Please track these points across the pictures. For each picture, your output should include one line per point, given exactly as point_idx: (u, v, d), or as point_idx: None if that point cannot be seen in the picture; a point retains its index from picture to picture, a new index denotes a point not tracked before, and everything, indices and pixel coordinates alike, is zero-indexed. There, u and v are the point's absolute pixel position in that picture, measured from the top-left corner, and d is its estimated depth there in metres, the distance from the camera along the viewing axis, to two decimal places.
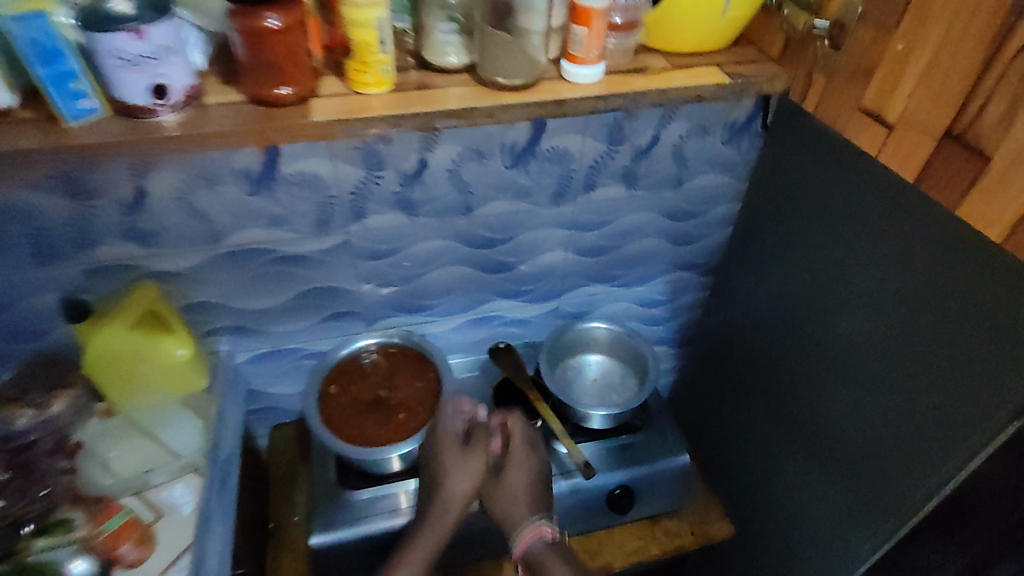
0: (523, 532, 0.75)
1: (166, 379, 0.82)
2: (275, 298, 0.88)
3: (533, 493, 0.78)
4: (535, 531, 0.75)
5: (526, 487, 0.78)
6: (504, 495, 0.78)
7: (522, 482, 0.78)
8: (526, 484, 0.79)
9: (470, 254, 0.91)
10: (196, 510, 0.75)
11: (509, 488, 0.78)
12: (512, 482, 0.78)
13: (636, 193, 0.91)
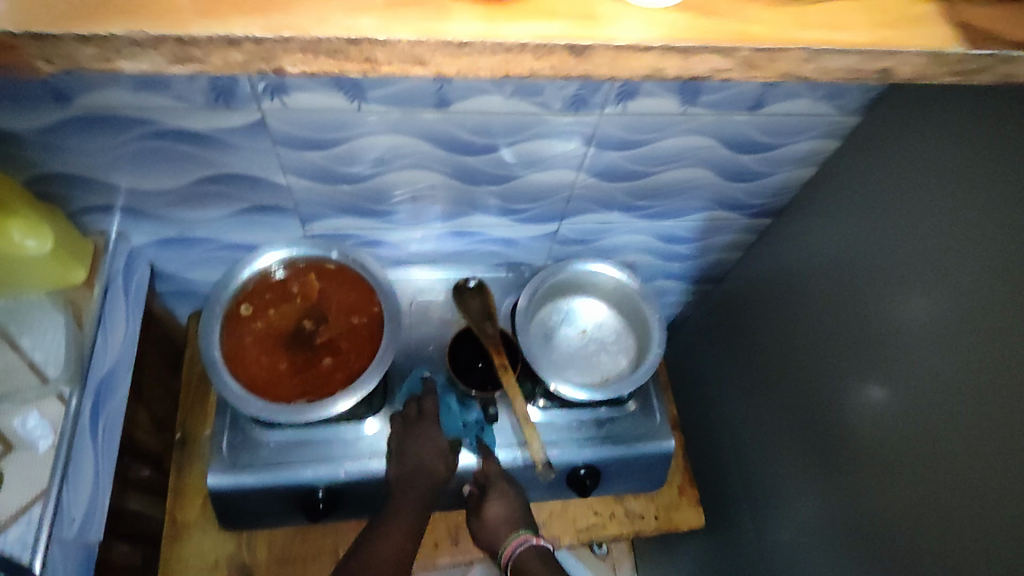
0: (511, 540, 0.68)
1: (38, 274, 0.63)
2: (174, 183, 0.65)
3: (521, 512, 0.71)
4: (522, 542, 0.68)
5: (514, 512, 0.70)
6: (488, 526, 0.70)
7: (513, 507, 0.70)
8: (511, 508, 0.70)
9: (445, 160, 0.66)
10: (54, 446, 0.60)
11: (493, 513, 0.70)
12: (493, 511, 0.70)
13: (692, 112, 0.64)
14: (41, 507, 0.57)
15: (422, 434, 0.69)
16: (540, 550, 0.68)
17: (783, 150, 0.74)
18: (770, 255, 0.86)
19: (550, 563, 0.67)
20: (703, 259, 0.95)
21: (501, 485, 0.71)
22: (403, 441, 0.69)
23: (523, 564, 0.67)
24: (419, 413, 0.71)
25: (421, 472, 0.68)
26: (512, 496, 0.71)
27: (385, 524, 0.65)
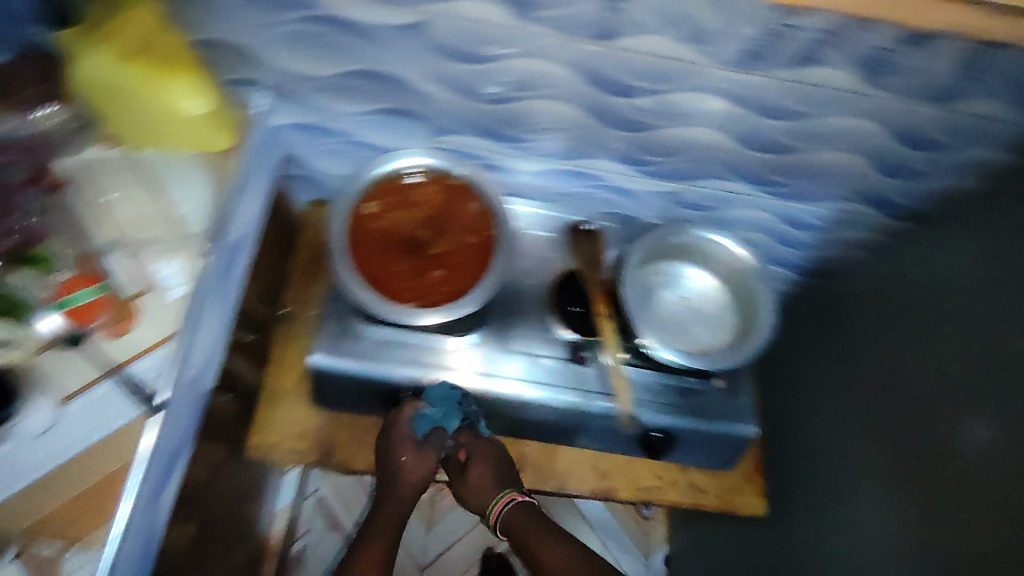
0: (497, 500, 0.75)
1: (194, 134, 0.67)
2: (326, 72, 0.67)
3: (501, 471, 0.77)
4: (507, 500, 0.75)
5: (499, 473, 0.77)
6: (473, 488, 0.77)
7: (497, 467, 0.77)
8: (489, 466, 0.77)
9: (589, 97, 0.65)
10: (188, 293, 0.65)
11: (474, 474, 0.77)
12: (477, 471, 0.77)
13: (870, 90, 0.59)
14: (173, 346, 0.63)
15: (392, 456, 0.76)
16: (524, 505, 0.75)
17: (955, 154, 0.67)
18: (888, 255, 0.80)
19: (532, 512, 0.75)
20: (821, 251, 0.90)
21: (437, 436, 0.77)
22: (391, 449, 0.76)
23: (510, 520, 0.74)
24: (405, 446, 0.76)
25: (405, 479, 0.76)
26: (491, 456, 0.78)
27: (375, 524, 0.74)
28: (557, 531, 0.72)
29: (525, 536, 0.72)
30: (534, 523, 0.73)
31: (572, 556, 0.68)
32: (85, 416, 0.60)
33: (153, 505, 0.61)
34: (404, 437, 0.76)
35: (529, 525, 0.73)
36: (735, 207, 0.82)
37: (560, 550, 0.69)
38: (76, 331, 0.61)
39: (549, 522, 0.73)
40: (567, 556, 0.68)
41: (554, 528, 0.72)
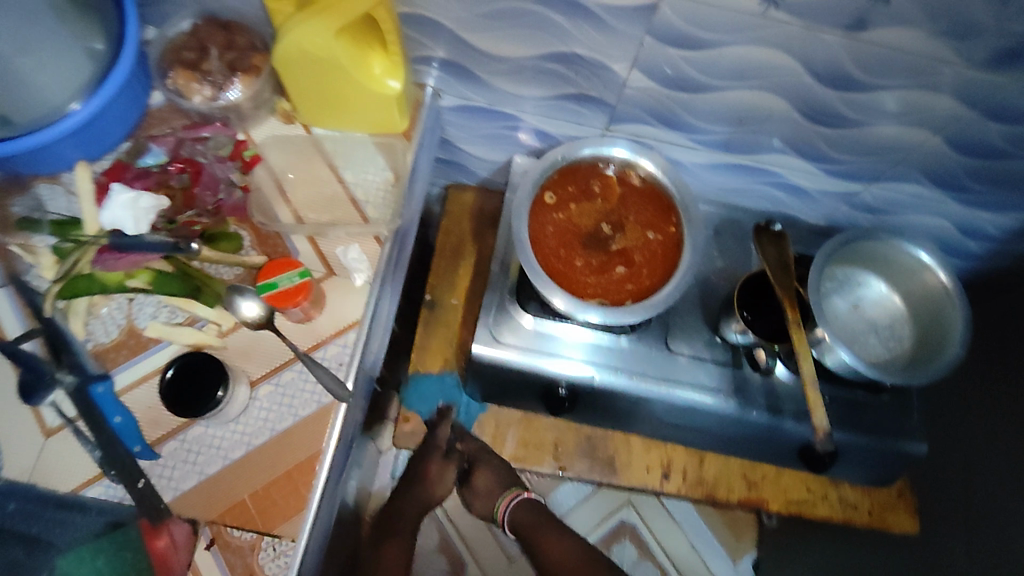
0: (501, 499, 0.76)
1: (380, 113, 0.65)
2: (521, 52, 0.64)
3: (512, 476, 0.77)
4: (513, 497, 0.76)
5: (506, 474, 0.77)
6: (484, 488, 0.77)
7: (506, 469, 0.77)
8: (501, 473, 0.77)
9: (800, 90, 0.62)
10: (369, 280, 0.62)
11: (483, 476, 0.76)
12: (486, 474, 0.76)
13: None
14: (356, 334, 0.61)
15: (419, 472, 0.76)
16: (525, 503, 0.77)
17: None
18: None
19: (535, 510, 0.78)
20: (985, 264, 0.86)
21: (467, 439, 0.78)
22: (415, 466, 0.76)
23: (516, 515, 0.76)
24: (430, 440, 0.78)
25: (421, 497, 0.75)
26: (507, 461, 0.78)
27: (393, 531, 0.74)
28: (558, 525, 0.76)
29: (532, 531, 0.76)
30: (541, 520, 0.76)
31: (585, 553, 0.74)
32: (272, 400, 0.58)
33: (331, 494, 0.60)
34: (430, 434, 0.78)
35: (536, 518, 0.76)
36: (912, 213, 0.78)
37: (568, 545, 0.75)
38: (270, 312, 0.58)
39: (541, 514, 0.77)
40: (580, 550, 0.75)
41: (558, 524, 0.77)
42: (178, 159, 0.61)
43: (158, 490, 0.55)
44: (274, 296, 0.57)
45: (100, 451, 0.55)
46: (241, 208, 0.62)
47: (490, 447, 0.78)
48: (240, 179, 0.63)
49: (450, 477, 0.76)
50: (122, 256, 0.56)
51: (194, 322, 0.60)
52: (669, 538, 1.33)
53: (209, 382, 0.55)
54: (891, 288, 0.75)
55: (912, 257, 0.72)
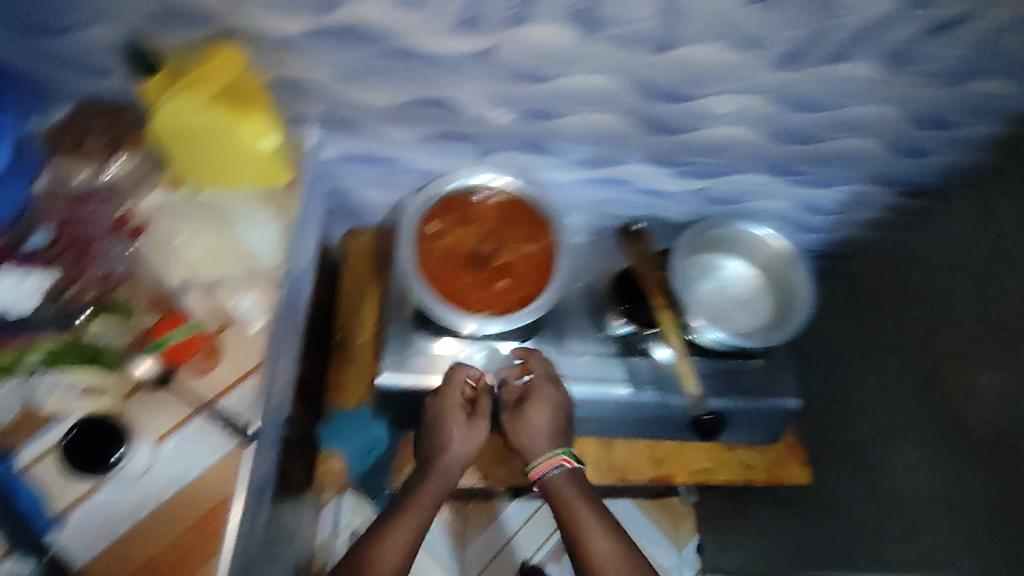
0: (539, 463, 0.73)
1: (264, 172, 0.68)
2: (385, 102, 0.70)
3: (561, 428, 0.75)
4: (553, 465, 0.73)
5: (558, 423, 0.75)
6: (529, 437, 0.75)
7: (556, 418, 0.75)
8: (551, 421, 0.75)
9: (635, 108, 0.70)
10: (264, 326, 0.67)
11: (532, 423, 0.74)
12: (535, 420, 0.74)
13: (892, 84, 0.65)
14: (257, 379, 0.65)
15: (447, 427, 0.73)
16: (574, 472, 0.73)
17: (965, 129, 0.72)
18: (913, 236, 0.87)
19: (577, 478, 0.73)
20: (835, 234, 0.97)
21: (541, 379, 0.76)
22: (437, 425, 0.73)
23: (554, 483, 0.73)
24: (462, 389, 0.74)
25: (452, 457, 0.74)
26: (558, 405, 0.75)
27: (412, 496, 0.72)
28: (603, 512, 0.71)
29: (565, 504, 0.71)
30: (577, 492, 0.72)
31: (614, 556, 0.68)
32: (176, 454, 0.61)
33: (245, 535, 0.62)
34: (457, 385, 0.74)
35: (570, 491, 0.72)
36: (759, 200, 0.88)
37: (604, 547, 0.68)
38: (166, 370, 0.63)
39: (589, 493, 0.73)
40: (615, 558, 0.67)
41: (601, 510, 0.71)
42: (63, 237, 0.63)
43: (68, 559, 0.56)
44: (166, 352, 0.62)
45: (2, 531, 0.55)
46: (129, 276, 0.66)
47: (546, 380, 0.76)
48: (127, 249, 0.67)
49: (482, 426, 0.75)
50: (12, 338, 0.58)
51: (92, 391, 0.62)
52: None
53: (108, 442, 0.59)
54: (744, 263, 0.84)
55: (752, 234, 0.83)
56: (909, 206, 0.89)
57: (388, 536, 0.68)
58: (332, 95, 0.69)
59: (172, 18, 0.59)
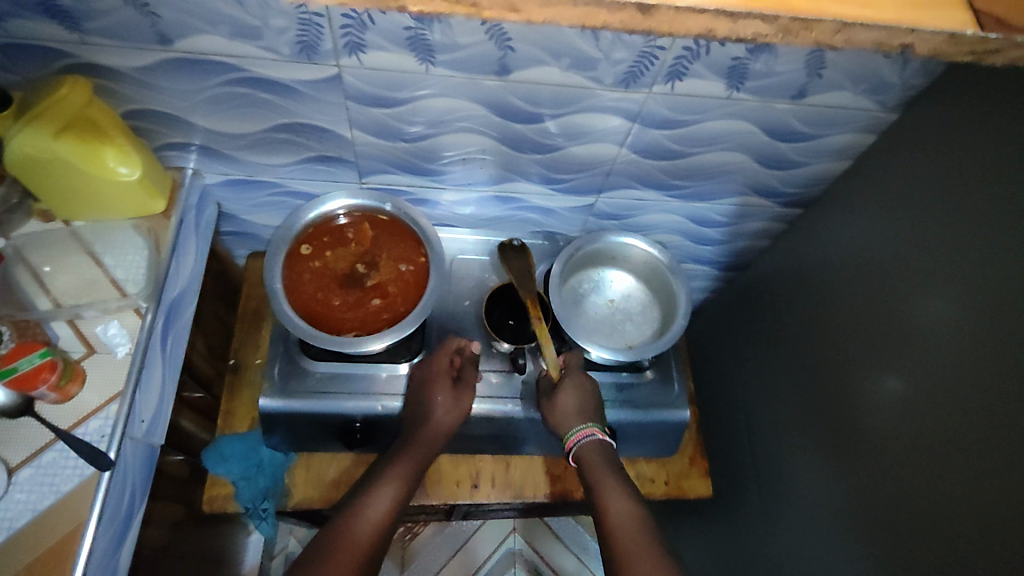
0: (574, 431, 0.72)
1: (126, 198, 0.70)
2: (251, 128, 0.71)
3: (594, 411, 0.74)
4: (585, 433, 0.72)
5: (585, 407, 0.73)
6: (558, 415, 0.74)
7: (587, 401, 0.74)
8: (581, 403, 0.74)
9: (496, 125, 0.72)
10: (131, 352, 0.67)
11: (562, 403, 0.74)
12: (566, 404, 0.74)
13: (736, 96, 0.68)
14: (119, 404, 0.65)
15: (433, 395, 0.74)
16: (603, 445, 0.72)
17: (818, 141, 0.76)
18: (791, 245, 0.91)
19: (609, 454, 0.72)
20: (733, 246, 0.99)
21: (473, 367, 0.77)
22: (426, 392, 0.75)
23: (584, 450, 0.72)
24: (448, 362, 0.77)
25: (435, 426, 0.73)
26: (590, 393, 0.75)
27: (402, 455, 0.71)
28: (620, 472, 0.70)
29: (591, 470, 0.70)
30: (601, 462, 0.71)
31: (631, 519, 0.65)
32: (31, 483, 0.61)
33: (105, 564, 0.61)
34: (445, 355, 0.76)
35: (597, 457, 0.71)
36: (648, 212, 0.90)
37: (617, 500, 0.67)
38: (23, 398, 0.62)
39: (608, 461, 0.71)
40: (630, 512, 0.66)
41: (622, 476, 0.70)
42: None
43: None
44: (15, 380, 0.59)
45: None
46: None
47: (585, 377, 0.76)
48: None
49: (465, 400, 0.75)
50: None
51: None
52: (558, 556, 1.37)
53: None
54: (631, 279, 0.86)
55: (630, 245, 0.84)
56: (795, 215, 0.91)
57: (370, 501, 0.67)
58: (201, 124, 0.71)
59: (24, 53, 0.62)
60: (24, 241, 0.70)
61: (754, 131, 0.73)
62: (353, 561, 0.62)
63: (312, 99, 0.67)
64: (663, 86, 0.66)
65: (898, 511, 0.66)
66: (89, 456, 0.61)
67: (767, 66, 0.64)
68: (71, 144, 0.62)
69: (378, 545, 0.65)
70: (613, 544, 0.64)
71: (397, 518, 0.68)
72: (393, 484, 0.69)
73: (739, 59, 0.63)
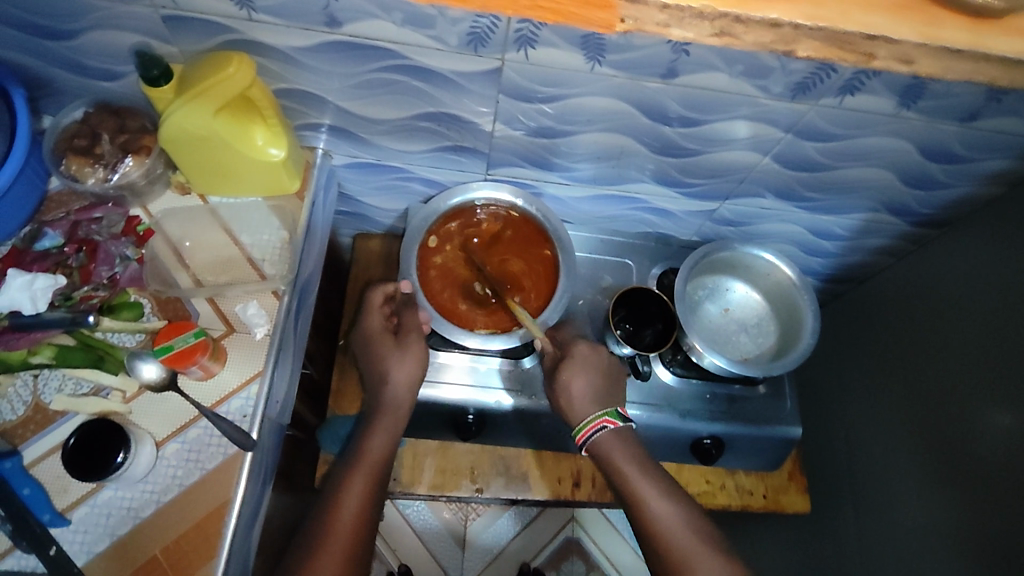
0: (585, 426, 0.71)
1: (268, 178, 0.69)
2: (394, 114, 0.70)
3: (603, 390, 0.73)
4: (598, 427, 0.71)
5: (595, 386, 0.73)
6: (573, 405, 0.73)
7: (593, 379, 0.73)
8: (592, 382, 0.73)
9: (642, 127, 0.70)
10: (269, 333, 0.67)
11: (572, 388, 0.73)
12: (573, 381, 0.73)
13: (904, 114, 0.65)
14: (260, 384, 0.65)
15: (382, 354, 0.73)
16: (619, 432, 0.71)
17: (974, 164, 0.73)
18: (912, 268, 0.89)
19: (626, 438, 0.71)
20: (845, 258, 0.96)
21: (408, 308, 0.75)
22: (377, 358, 0.74)
23: (601, 443, 0.71)
24: (382, 315, 0.76)
25: (396, 386, 0.72)
26: (595, 368, 0.74)
27: (371, 431, 0.71)
28: (652, 469, 0.69)
29: (613, 464, 0.69)
30: (626, 454, 0.70)
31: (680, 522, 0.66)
32: (178, 457, 0.62)
33: (245, 538, 0.63)
34: (375, 309, 0.76)
35: (619, 451, 0.70)
36: (767, 222, 0.88)
37: (667, 508, 0.67)
38: (170, 374, 0.62)
39: (635, 452, 0.71)
40: (676, 517, 0.66)
41: (652, 472, 0.69)
42: (73, 240, 0.65)
43: (70, 556, 0.58)
44: (169, 357, 0.61)
45: (8, 525, 0.57)
46: (136, 278, 0.66)
47: (586, 354, 0.75)
48: (135, 252, 0.67)
49: (414, 346, 0.73)
50: (22, 334, 0.60)
51: (98, 390, 0.63)
52: (614, 548, 1.34)
53: (112, 442, 0.58)
54: (754, 294, 0.86)
55: (764, 259, 0.82)
56: (921, 234, 0.88)
57: (344, 496, 0.65)
58: (342, 106, 0.70)
59: (182, 26, 0.59)
60: (166, 211, 0.70)
61: (911, 147, 0.70)
62: (343, 547, 0.62)
63: (464, 91, 0.65)
64: (832, 99, 0.63)
65: (1013, 547, 0.66)
66: (234, 438, 0.61)
67: (950, 87, 0.60)
68: (229, 124, 0.61)
69: (362, 529, 0.65)
70: (670, 550, 0.65)
71: (378, 498, 0.68)
72: (364, 468, 0.68)
73: (924, 79, 0.59)
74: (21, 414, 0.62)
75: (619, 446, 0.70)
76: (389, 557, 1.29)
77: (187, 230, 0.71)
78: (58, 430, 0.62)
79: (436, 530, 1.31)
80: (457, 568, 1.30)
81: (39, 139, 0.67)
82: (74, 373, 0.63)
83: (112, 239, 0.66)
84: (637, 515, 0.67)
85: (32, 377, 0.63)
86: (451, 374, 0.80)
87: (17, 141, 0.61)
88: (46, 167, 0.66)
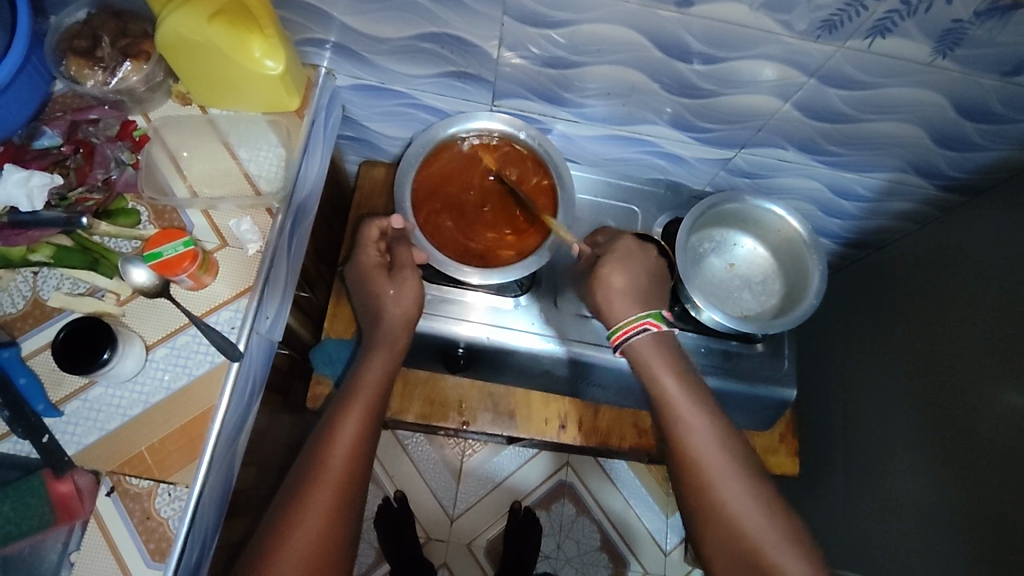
0: (626, 324, 0.68)
1: (266, 93, 0.68)
2: (398, 33, 0.68)
3: (645, 290, 0.70)
4: (639, 328, 0.67)
5: (639, 284, 0.70)
6: (613, 301, 0.69)
7: (635, 278, 0.70)
8: (634, 280, 0.69)
9: (655, 61, 0.66)
10: (261, 250, 0.67)
11: (613, 285, 0.69)
12: (612, 280, 0.69)
13: (938, 62, 0.60)
14: (248, 299, 0.66)
15: (378, 288, 0.72)
16: (660, 338, 0.68)
17: (1013, 126, 0.68)
18: (935, 237, 0.85)
19: (665, 346, 0.68)
20: (865, 221, 0.92)
21: (401, 242, 0.73)
22: (373, 287, 0.73)
23: (640, 345, 0.68)
24: (377, 249, 0.74)
25: (394, 319, 0.72)
26: (637, 264, 0.71)
27: (371, 359, 0.70)
28: (688, 384, 0.66)
29: (652, 373, 0.66)
30: (663, 359, 0.67)
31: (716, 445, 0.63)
32: (167, 361, 0.64)
33: (229, 448, 0.65)
34: (370, 243, 0.74)
35: (656, 357, 0.67)
36: (782, 174, 0.84)
37: (699, 423, 0.64)
38: (162, 281, 0.64)
39: (674, 361, 0.67)
40: (717, 443, 0.63)
41: (685, 383, 0.66)
42: (71, 141, 0.66)
43: (62, 445, 0.61)
44: (159, 265, 0.62)
45: (5, 412, 0.60)
46: (132, 184, 0.68)
47: (630, 250, 0.71)
48: (130, 157, 0.68)
49: (409, 279, 0.71)
50: (20, 232, 0.61)
51: (94, 292, 0.65)
52: (605, 494, 1.36)
53: (98, 340, 0.59)
54: (761, 250, 0.83)
55: (773, 214, 0.79)
56: (949, 200, 0.83)
57: (341, 424, 0.65)
58: (341, 21, 0.67)
59: None
60: (163, 119, 0.70)
61: (944, 99, 0.65)
62: (337, 478, 0.62)
63: (468, 10, 0.62)
64: (861, 41, 0.58)
65: (1005, 535, 0.64)
66: (221, 346, 0.63)
67: (991, 30, 0.55)
68: (224, 33, 0.60)
69: (360, 458, 0.64)
70: (692, 457, 0.63)
71: (376, 425, 0.67)
72: (363, 393, 0.67)
73: (960, 20, 0.54)
74: (20, 308, 0.64)
75: (656, 358, 0.67)
76: (387, 483, 1.33)
77: (186, 139, 0.71)
78: (53, 325, 0.64)
79: (433, 463, 1.35)
80: (451, 499, 1.34)
81: (40, 37, 0.66)
82: (72, 271, 0.64)
83: (110, 146, 0.67)
84: (671, 434, 0.65)
85: (31, 274, 0.65)
86: (461, 308, 0.80)
87: (19, 40, 0.61)
88: (49, 67, 0.66)
